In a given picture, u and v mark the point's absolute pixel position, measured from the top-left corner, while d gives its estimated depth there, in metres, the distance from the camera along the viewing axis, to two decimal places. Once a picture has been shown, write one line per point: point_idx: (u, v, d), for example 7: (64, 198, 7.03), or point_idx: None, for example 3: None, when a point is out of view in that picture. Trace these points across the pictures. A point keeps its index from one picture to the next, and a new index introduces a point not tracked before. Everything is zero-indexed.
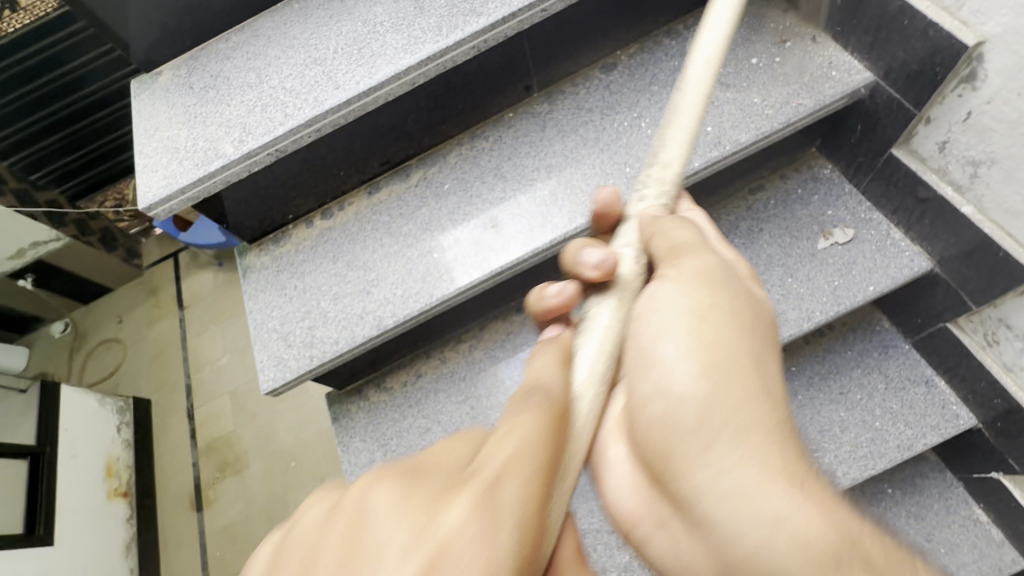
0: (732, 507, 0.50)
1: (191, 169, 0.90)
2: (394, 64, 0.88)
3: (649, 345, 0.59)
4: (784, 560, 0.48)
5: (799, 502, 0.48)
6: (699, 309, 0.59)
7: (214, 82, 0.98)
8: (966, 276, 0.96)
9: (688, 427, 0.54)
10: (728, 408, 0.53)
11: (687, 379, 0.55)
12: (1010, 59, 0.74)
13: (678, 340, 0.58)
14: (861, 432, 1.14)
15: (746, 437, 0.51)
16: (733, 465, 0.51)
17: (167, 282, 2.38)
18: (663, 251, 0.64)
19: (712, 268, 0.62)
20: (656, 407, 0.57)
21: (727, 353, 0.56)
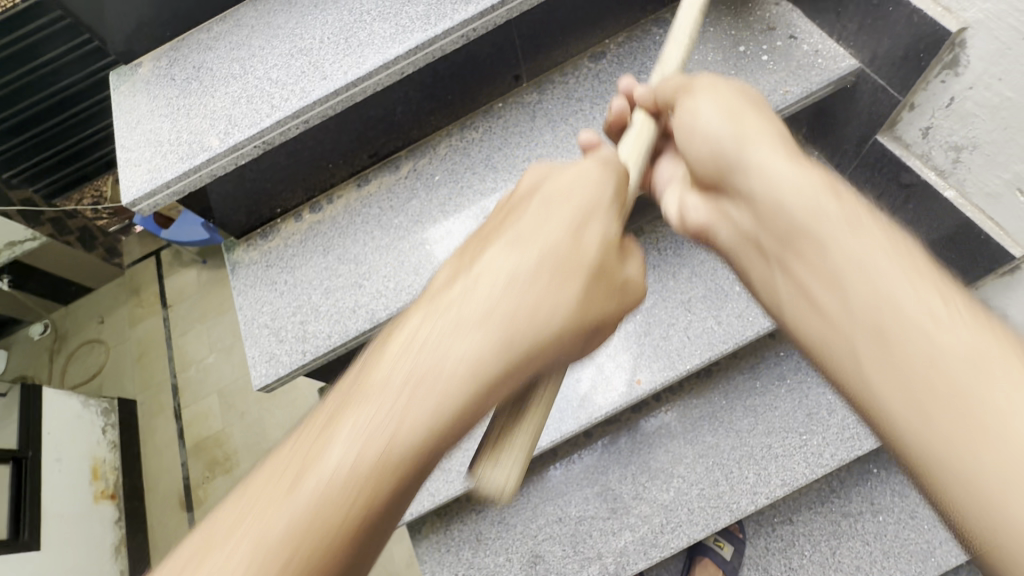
0: (754, 180, 0.59)
1: (175, 162, 0.88)
2: (383, 53, 0.87)
3: (689, 128, 0.66)
4: (792, 194, 0.56)
5: (799, 170, 0.58)
6: (724, 91, 0.66)
7: (196, 73, 0.96)
8: (948, 258, 0.98)
9: (720, 147, 0.63)
10: (746, 134, 0.61)
11: (711, 117, 0.64)
12: (992, 44, 0.75)
13: (706, 111, 0.65)
14: (847, 413, 1.17)
15: (757, 147, 0.60)
16: (766, 150, 0.60)
17: (149, 282, 2.34)
18: (681, 82, 0.69)
19: (717, 80, 0.67)
20: (707, 164, 0.65)
21: (745, 110, 0.63)
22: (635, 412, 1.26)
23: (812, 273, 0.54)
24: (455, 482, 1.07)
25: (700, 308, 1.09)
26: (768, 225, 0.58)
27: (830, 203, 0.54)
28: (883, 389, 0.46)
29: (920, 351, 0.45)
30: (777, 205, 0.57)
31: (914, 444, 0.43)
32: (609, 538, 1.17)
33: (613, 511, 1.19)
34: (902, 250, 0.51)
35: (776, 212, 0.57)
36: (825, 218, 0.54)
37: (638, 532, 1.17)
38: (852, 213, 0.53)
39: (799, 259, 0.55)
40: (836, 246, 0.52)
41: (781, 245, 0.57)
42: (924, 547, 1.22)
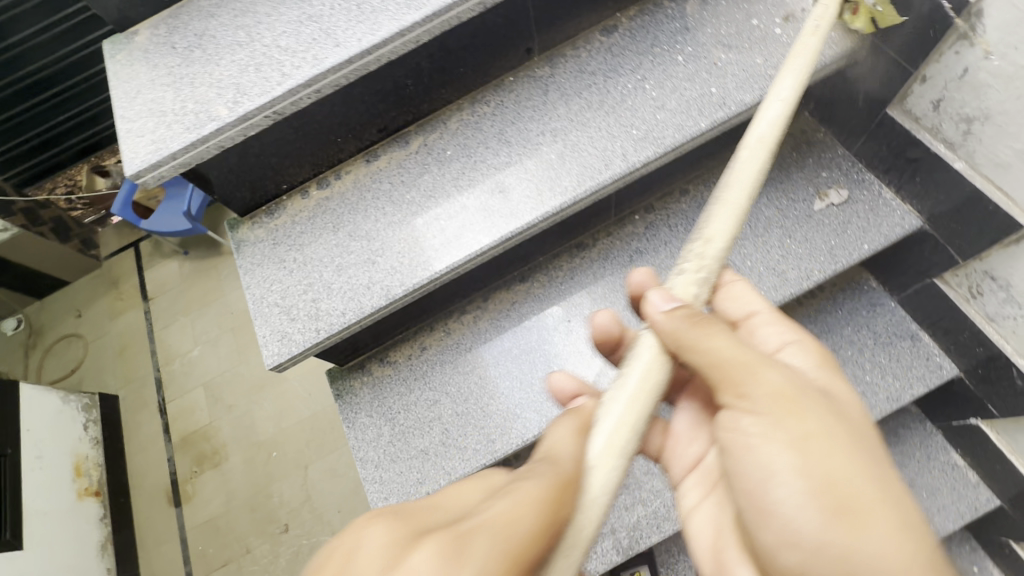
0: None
1: (181, 133, 0.85)
2: (398, 20, 0.85)
3: (762, 481, 0.54)
4: None
5: None
6: (807, 435, 0.53)
7: (198, 41, 0.92)
8: (954, 230, 1.00)
9: (816, 551, 0.51)
10: (866, 547, 0.49)
11: (798, 491, 0.52)
12: (1008, 14, 0.76)
13: (786, 479, 0.52)
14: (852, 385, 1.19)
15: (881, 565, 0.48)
16: None
17: (129, 273, 2.27)
18: (738, 378, 0.56)
19: (791, 393, 0.55)
20: (790, 556, 0.53)
21: (849, 486, 0.51)
22: None
23: None
24: (472, 460, 1.06)
25: None
26: None
27: None
28: None
29: None
30: None
31: None
32: (620, 513, 1.18)
33: (624, 487, 1.20)
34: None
35: None
36: None
37: (650, 506, 1.18)
38: None
39: None
40: None
41: None
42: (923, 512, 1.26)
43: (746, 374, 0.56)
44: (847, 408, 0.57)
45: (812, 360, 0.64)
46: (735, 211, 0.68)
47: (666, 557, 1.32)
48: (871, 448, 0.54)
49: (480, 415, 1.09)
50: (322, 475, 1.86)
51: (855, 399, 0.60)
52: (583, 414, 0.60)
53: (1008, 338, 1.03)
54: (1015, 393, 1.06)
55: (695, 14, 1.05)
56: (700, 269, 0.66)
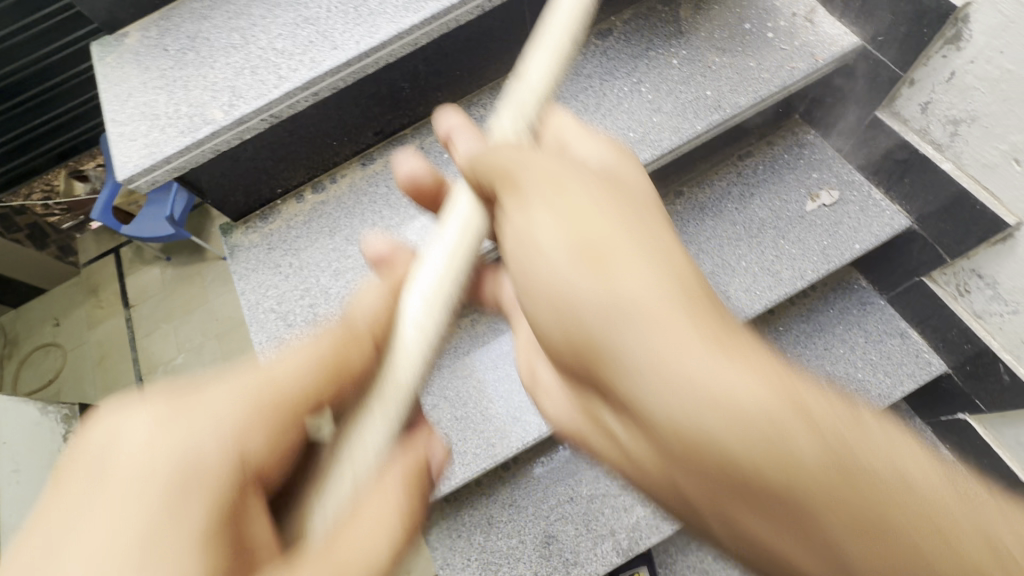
0: (646, 362, 0.41)
1: (175, 136, 0.83)
2: (396, 22, 0.84)
3: (527, 258, 0.48)
4: (724, 425, 0.38)
5: (723, 363, 0.39)
6: (574, 203, 0.47)
7: (191, 43, 0.91)
8: (943, 230, 1.03)
9: (586, 318, 0.44)
10: (632, 291, 0.42)
11: (566, 255, 0.45)
12: (994, 18, 0.78)
13: (548, 243, 0.46)
14: (844, 383, 1.21)
15: (651, 309, 0.41)
16: (650, 330, 0.41)
17: (110, 279, 2.22)
18: (517, 174, 0.49)
19: (554, 171, 0.50)
20: (551, 320, 0.47)
21: (604, 234, 0.46)
22: None
23: (768, 528, 0.40)
24: (472, 464, 1.06)
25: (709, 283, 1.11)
26: (695, 462, 0.41)
27: (796, 430, 0.38)
28: None
29: None
30: (700, 434, 0.40)
31: None
32: (619, 515, 1.19)
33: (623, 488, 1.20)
34: (853, 425, 0.40)
35: (704, 448, 0.40)
36: (775, 455, 0.37)
37: (648, 507, 1.18)
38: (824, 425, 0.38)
39: (759, 517, 0.40)
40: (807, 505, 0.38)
41: (729, 495, 0.41)
42: None
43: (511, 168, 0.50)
44: (624, 185, 0.53)
45: (612, 157, 0.58)
46: (556, 52, 0.60)
47: (664, 558, 1.31)
48: (645, 212, 0.50)
49: (479, 418, 1.09)
50: None
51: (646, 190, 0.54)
52: (384, 291, 0.54)
53: (995, 334, 1.06)
54: (1002, 388, 1.09)
55: (688, 19, 1.06)
56: (512, 101, 0.59)
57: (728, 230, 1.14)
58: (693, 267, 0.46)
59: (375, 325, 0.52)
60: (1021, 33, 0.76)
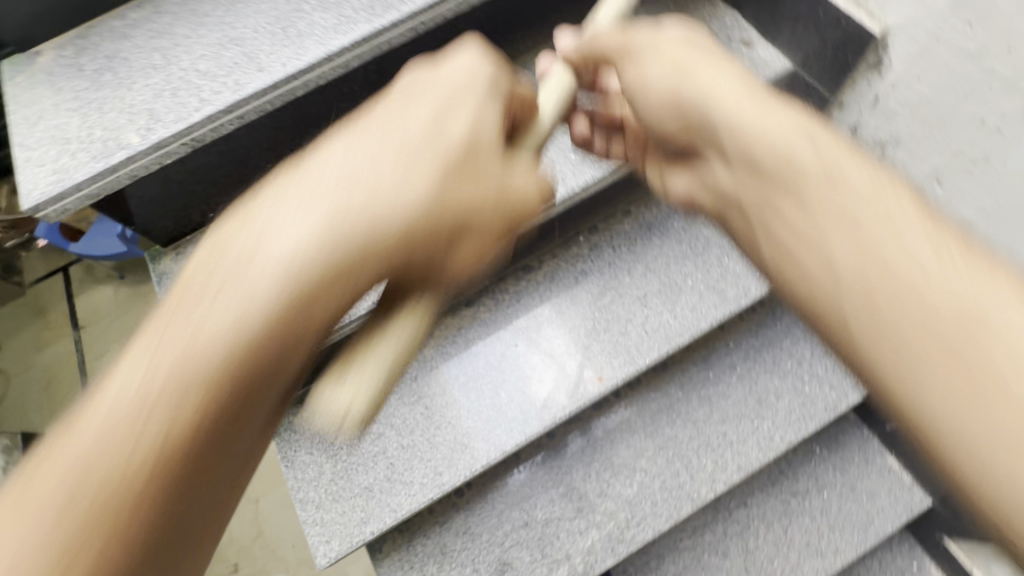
0: (737, 135, 0.61)
1: (87, 162, 0.78)
2: (325, 44, 0.83)
3: (643, 72, 0.67)
4: (785, 142, 0.58)
5: (776, 121, 0.60)
6: (672, 53, 0.66)
7: (110, 63, 0.86)
8: None
9: (671, 88, 0.65)
10: (721, 102, 0.62)
11: (659, 75, 0.66)
12: (911, 47, 0.81)
13: (659, 56, 0.66)
14: (793, 397, 1.23)
15: (738, 112, 0.61)
16: (730, 87, 0.63)
17: (57, 301, 2.12)
18: (638, 42, 0.68)
19: (692, 34, 0.67)
20: (658, 102, 0.67)
21: (697, 64, 0.65)
22: (596, 409, 1.26)
23: (799, 220, 0.56)
24: (419, 494, 1.03)
25: (659, 300, 1.11)
26: (752, 175, 0.61)
27: (809, 147, 0.57)
28: (898, 338, 0.48)
29: (917, 282, 0.48)
30: (768, 142, 0.59)
31: (954, 416, 0.44)
32: (575, 538, 1.16)
33: (578, 511, 1.18)
34: (915, 214, 0.52)
35: (758, 159, 0.59)
36: (808, 158, 0.56)
37: (604, 529, 1.17)
38: (861, 164, 0.55)
39: (789, 200, 0.57)
40: (822, 197, 0.55)
41: (773, 191, 0.59)
42: (864, 517, 1.31)
43: (627, 43, 0.69)
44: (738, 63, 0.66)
45: (689, 25, 0.68)
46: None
47: None
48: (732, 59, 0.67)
49: (426, 445, 1.06)
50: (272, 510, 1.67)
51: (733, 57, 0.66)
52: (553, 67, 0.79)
53: None
54: None
55: None
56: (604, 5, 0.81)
57: (673, 249, 1.15)
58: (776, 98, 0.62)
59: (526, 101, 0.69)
60: (934, 62, 0.79)
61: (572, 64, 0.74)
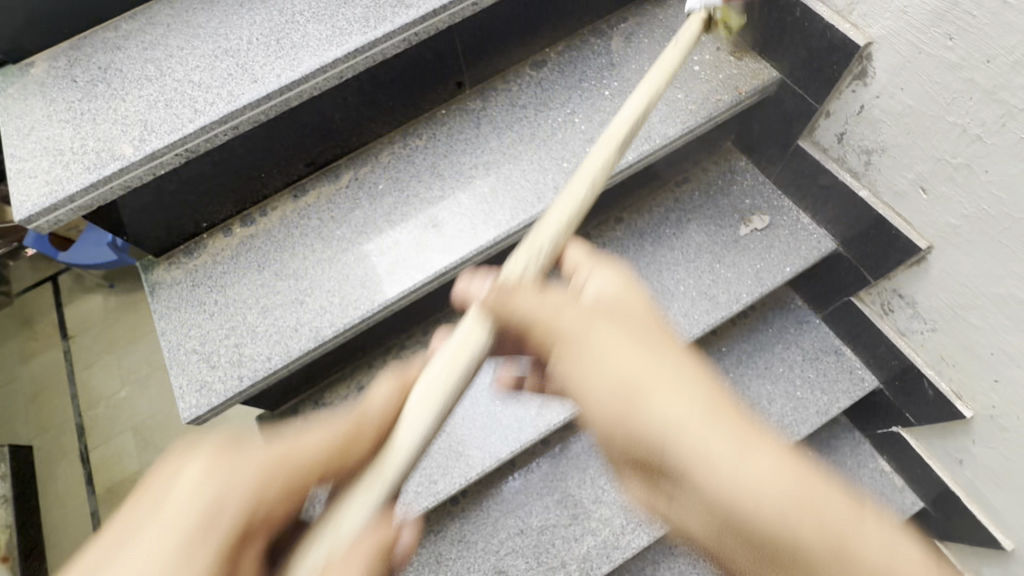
0: (703, 474, 0.49)
1: (79, 173, 0.78)
2: (318, 56, 0.83)
3: (584, 389, 0.55)
4: (737, 466, 0.48)
5: (718, 424, 0.50)
6: (607, 347, 0.54)
7: (103, 74, 0.86)
8: (864, 252, 1.08)
9: (619, 387, 0.53)
10: (665, 415, 0.51)
11: (606, 396, 0.54)
12: (893, 58, 0.83)
13: (598, 371, 0.54)
14: (785, 402, 1.24)
15: (690, 428, 0.50)
16: (672, 401, 0.51)
17: (46, 310, 2.12)
18: (566, 334, 0.56)
19: (616, 309, 0.59)
20: (604, 409, 0.54)
21: (630, 369, 0.53)
22: None
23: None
24: (414, 504, 1.02)
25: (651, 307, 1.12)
26: (722, 523, 0.49)
27: (759, 449, 0.49)
28: None
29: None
30: (729, 489, 0.48)
31: None
32: (570, 545, 1.16)
33: (573, 517, 1.19)
34: (854, 508, 0.47)
35: (729, 507, 0.48)
36: (763, 485, 0.47)
37: (599, 535, 1.17)
38: (801, 469, 0.48)
39: (764, 559, 0.48)
40: (796, 547, 0.47)
41: (736, 537, 0.49)
42: None
43: (554, 317, 0.57)
44: (661, 335, 0.57)
45: (615, 276, 0.63)
46: (577, 204, 0.67)
47: None
48: (656, 330, 0.57)
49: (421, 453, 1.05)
50: None
51: (663, 313, 0.61)
52: (399, 387, 0.57)
53: (919, 351, 1.09)
54: (926, 402, 1.13)
55: (620, 51, 1.09)
56: (529, 245, 0.64)
57: (665, 255, 1.16)
58: (693, 364, 0.55)
59: (376, 430, 0.55)
60: (916, 73, 0.81)
61: (496, 320, 0.59)
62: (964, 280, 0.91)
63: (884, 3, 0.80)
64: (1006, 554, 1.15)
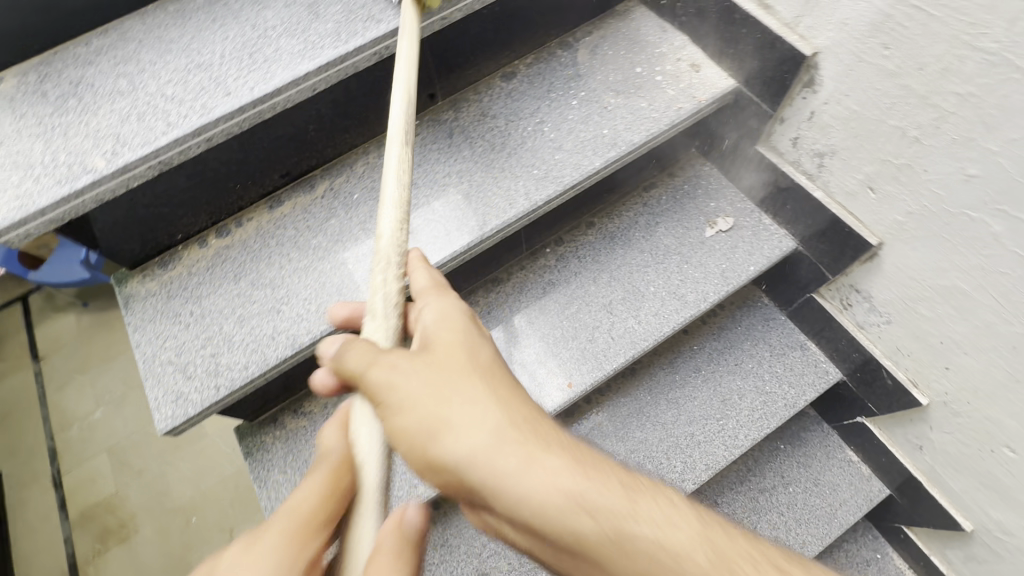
0: (493, 485, 0.54)
1: (51, 186, 0.79)
2: (291, 69, 0.86)
3: (391, 423, 0.58)
4: (514, 468, 0.54)
5: (493, 429, 0.55)
6: (415, 390, 0.57)
7: (74, 89, 0.87)
8: (823, 251, 1.13)
9: (417, 420, 0.57)
10: (457, 446, 0.55)
11: (406, 424, 0.57)
12: (838, 66, 0.88)
13: (399, 402, 0.57)
14: (755, 397, 1.28)
15: (482, 458, 0.55)
16: (460, 424, 0.56)
17: (15, 331, 2.09)
18: (381, 385, 0.58)
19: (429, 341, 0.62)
20: (406, 440, 0.57)
21: (422, 399, 0.57)
22: (569, 416, 1.29)
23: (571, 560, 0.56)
24: None
25: (622, 307, 1.15)
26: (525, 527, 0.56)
27: (534, 452, 0.54)
28: None
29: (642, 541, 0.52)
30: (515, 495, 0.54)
31: None
32: None
33: None
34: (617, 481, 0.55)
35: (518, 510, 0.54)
36: (541, 481, 0.53)
37: None
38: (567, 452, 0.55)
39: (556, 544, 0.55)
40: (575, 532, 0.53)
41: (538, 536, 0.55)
42: (828, 509, 1.37)
43: (371, 367, 0.59)
44: (457, 354, 0.61)
45: (443, 306, 0.67)
46: (395, 204, 0.71)
47: None
48: (456, 349, 0.61)
49: None
50: None
51: (487, 337, 0.65)
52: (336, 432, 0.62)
53: (877, 343, 1.15)
54: (886, 392, 1.18)
55: (585, 63, 1.13)
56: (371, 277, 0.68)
57: (635, 258, 1.20)
58: (479, 376, 0.59)
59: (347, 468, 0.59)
60: (858, 80, 0.86)
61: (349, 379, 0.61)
62: (913, 274, 0.96)
63: (827, 15, 0.85)
64: (967, 536, 1.20)
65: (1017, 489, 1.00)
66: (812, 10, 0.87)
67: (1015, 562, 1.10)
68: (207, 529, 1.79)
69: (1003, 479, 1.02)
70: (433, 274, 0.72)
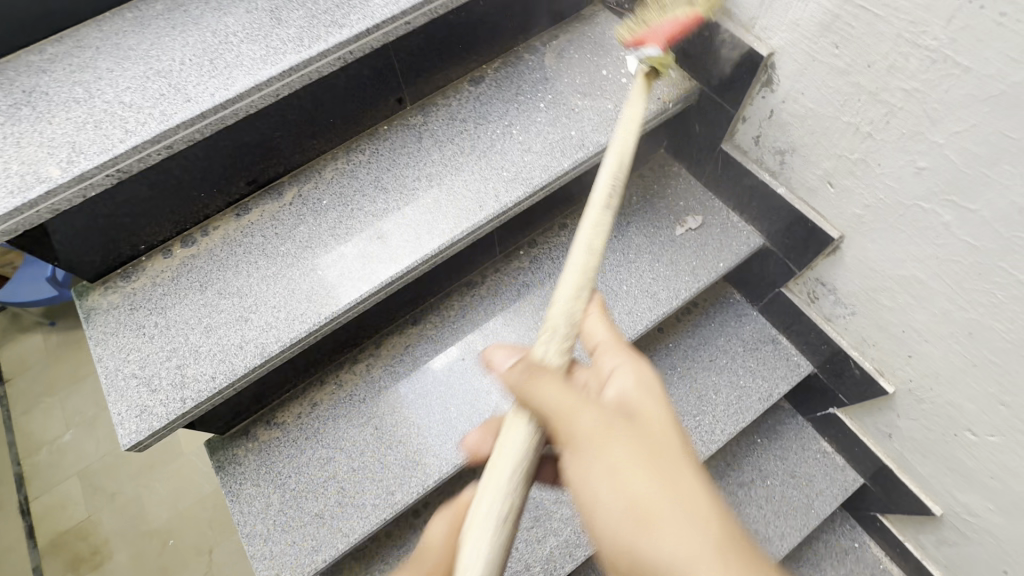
0: None
1: (3, 197, 0.77)
2: (253, 74, 0.85)
3: (585, 487, 0.55)
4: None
5: (707, 530, 0.50)
6: (619, 462, 0.54)
7: (27, 97, 0.85)
8: (788, 246, 1.16)
9: (619, 491, 0.53)
10: (662, 537, 0.50)
11: (608, 498, 0.53)
12: (793, 65, 0.91)
13: (597, 468, 0.54)
14: (729, 391, 1.30)
15: (691, 563, 0.49)
16: (668, 516, 0.51)
17: None
18: (577, 433, 0.55)
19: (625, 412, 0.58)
20: (605, 507, 0.53)
21: (627, 472, 0.53)
22: None
23: None
24: (371, 516, 1.01)
25: None
26: None
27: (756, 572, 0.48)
28: None
29: None
30: None
31: None
32: (533, 546, 1.18)
33: (536, 519, 1.20)
34: None
35: None
36: None
37: (561, 535, 1.19)
38: None
39: None
40: None
41: None
42: (805, 500, 1.39)
43: (571, 419, 0.56)
44: (665, 439, 0.56)
45: (634, 374, 0.63)
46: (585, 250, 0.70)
47: None
48: (661, 431, 0.57)
49: (377, 465, 1.05)
50: (226, 558, 1.72)
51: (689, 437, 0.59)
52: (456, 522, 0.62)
53: (844, 335, 1.18)
54: (855, 382, 1.21)
55: (553, 66, 1.14)
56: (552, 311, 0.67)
57: (609, 258, 1.21)
58: (688, 466, 0.55)
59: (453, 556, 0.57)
60: (812, 79, 0.89)
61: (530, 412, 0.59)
62: (873, 265, 0.99)
63: (780, 16, 0.88)
64: (937, 520, 1.23)
65: (979, 471, 1.03)
66: (765, 12, 0.90)
67: (983, 543, 1.13)
68: (183, 551, 1.73)
69: (967, 461, 1.05)
70: (610, 325, 0.69)
